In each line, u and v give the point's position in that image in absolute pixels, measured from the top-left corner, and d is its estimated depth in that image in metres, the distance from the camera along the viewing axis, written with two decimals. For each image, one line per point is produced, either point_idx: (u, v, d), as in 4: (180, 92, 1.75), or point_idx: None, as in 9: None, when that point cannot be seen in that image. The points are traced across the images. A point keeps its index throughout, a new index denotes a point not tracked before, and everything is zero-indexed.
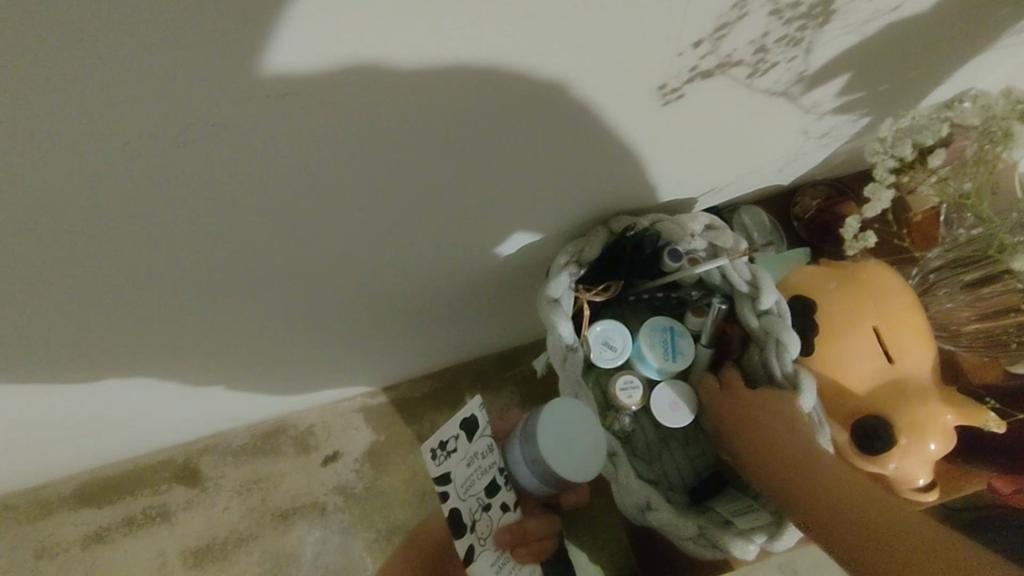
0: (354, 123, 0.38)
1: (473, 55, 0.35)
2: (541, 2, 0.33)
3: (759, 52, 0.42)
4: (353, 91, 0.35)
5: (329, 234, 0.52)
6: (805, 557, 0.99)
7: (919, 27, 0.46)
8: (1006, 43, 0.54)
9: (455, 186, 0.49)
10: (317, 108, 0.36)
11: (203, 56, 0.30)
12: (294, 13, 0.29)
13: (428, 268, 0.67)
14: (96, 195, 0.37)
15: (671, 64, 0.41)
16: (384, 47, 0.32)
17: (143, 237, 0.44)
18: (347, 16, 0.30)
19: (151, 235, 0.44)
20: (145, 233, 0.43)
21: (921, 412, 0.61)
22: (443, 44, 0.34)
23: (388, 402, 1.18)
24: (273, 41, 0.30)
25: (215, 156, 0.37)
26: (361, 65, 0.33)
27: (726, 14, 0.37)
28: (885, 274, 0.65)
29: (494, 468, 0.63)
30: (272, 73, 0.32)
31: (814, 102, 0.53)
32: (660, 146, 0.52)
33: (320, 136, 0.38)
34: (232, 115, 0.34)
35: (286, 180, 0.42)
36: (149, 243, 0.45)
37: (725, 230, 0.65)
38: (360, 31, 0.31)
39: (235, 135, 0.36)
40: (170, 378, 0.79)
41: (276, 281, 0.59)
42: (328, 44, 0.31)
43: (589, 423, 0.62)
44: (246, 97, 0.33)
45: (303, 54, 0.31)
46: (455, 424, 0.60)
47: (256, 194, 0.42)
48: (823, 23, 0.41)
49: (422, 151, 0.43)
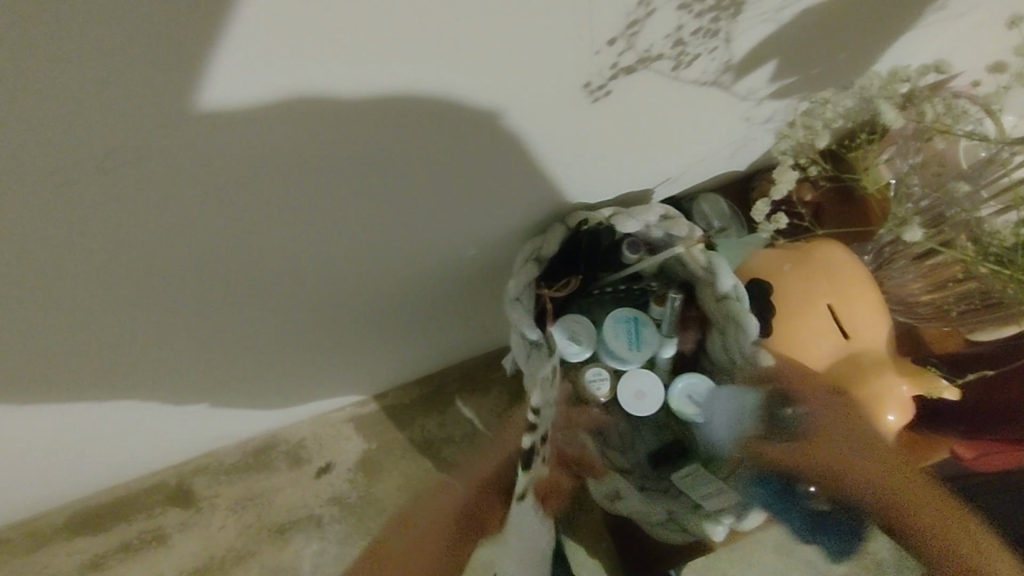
0: (289, 150, 0.39)
1: (394, 78, 0.36)
2: (451, 16, 0.33)
3: (677, 45, 0.43)
4: (288, 119, 0.36)
5: (291, 252, 0.53)
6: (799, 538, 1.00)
7: (836, 10, 0.47)
8: (929, 21, 0.55)
9: (411, 199, 0.50)
10: (247, 141, 0.36)
11: (135, 97, 0.31)
12: (214, 50, 0.30)
13: (396, 276, 0.67)
14: (37, 237, 0.38)
15: (589, 63, 0.41)
16: (312, 78, 0.33)
17: (96, 271, 0.44)
18: (264, 49, 0.31)
19: (103, 269, 0.44)
20: (96, 267, 0.44)
21: (877, 383, 0.62)
22: (370, 70, 0.34)
23: (378, 410, 1.18)
24: (196, 79, 0.31)
25: (162, 188, 0.38)
26: (283, 95, 0.34)
27: (633, 11, 0.38)
28: (835, 251, 0.66)
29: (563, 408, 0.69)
30: (202, 107, 0.33)
31: (748, 89, 0.54)
32: (602, 144, 0.53)
33: (260, 163, 0.39)
34: (160, 150, 0.35)
35: (237, 206, 0.43)
36: (103, 275, 0.45)
37: (680, 219, 0.65)
38: (287, 62, 0.32)
39: (178, 168, 0.37)
40: (151, 401, 0.80)
41: (243, 300, 0.59)
42: (257, 74, 0.32)
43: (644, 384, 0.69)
44: (169, 131, 0.34)
45: (230, 88, 0.32)
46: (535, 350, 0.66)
47: (207, 219, 0.43)
48: (736, 13, 0.42)
49: (369, 171, 0.44)
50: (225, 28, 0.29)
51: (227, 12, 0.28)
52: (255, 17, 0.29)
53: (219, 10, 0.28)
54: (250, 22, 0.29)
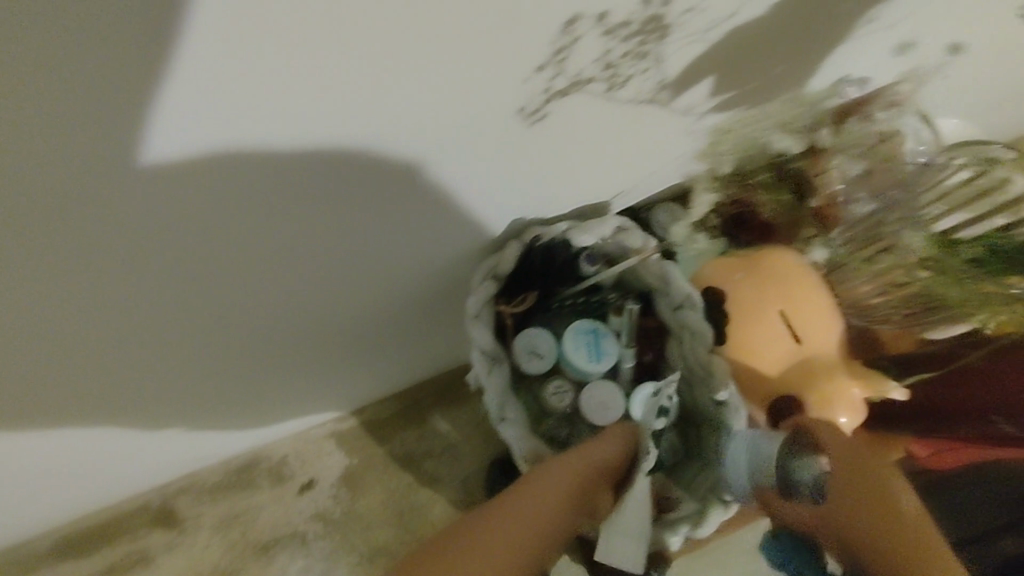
0: (230, 189, 0.39)
1: (326, 118, 0.37)
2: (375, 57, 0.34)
3: (608, 68, 0.44)
4: (227, 163, 0.37)
5: (247, 280, 0.53)
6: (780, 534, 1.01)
7: (766, 28, 0.48)
8: (863, 32, 0.56)
9: (364, 223, 0.51)
10: (185, 185, 0.37)
11: (67, 157, 0.31)
12: (148, 108, 0.31)
13: (362, 301, 0.68)
14: None
15: (521, 89, 0.43)
16: (248, 127, 0.34)
17: (49, 317, 0.44)
18: (197, 104, 0.31)
19: (56, 315, 0.44)
20: (53, 313, 0.44)
21: (829, 385, 0.64)
22: (307, 114, 0.36)
23: (358, 424, 1.18)
24: (133, 137, 0.32)
25: (105, 237, 0.38)
26: (220, 143, 0.35)
27: (557, 40, 0.39)
28: (785, 256, 0.68)
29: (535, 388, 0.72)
30: (145, 163, 0.34)
31: (688, 104, 0.55)
32: (548, 161, 0.54)
33: (203, 204, 0.39)
34: (97, 199, 0.35)
35: (184, 246, 0.43)
36: (59, 320, 0.45)
37: (634, 231, 0.67)
38: (225, 114, 0.33)
39: (118, 217, 0.37)
40: (125, 427, 0.80)
41: (206, 331, 0.59)
42: (197, 128, 0.33)
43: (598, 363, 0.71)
44: (103, 182, 0.34)
45: (170, 143, 0.33)
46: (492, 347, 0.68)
47: (155, 261, 0.43)
48: (662, 36, 0.43)
49: (317, 202, 0.45)
50: (163, 90, 0.30)
51: (162, 75, 0.29)
52: (191, 76, 0.30)
53: (152, 73, 0.29)
54: (187, 81, 0.30)
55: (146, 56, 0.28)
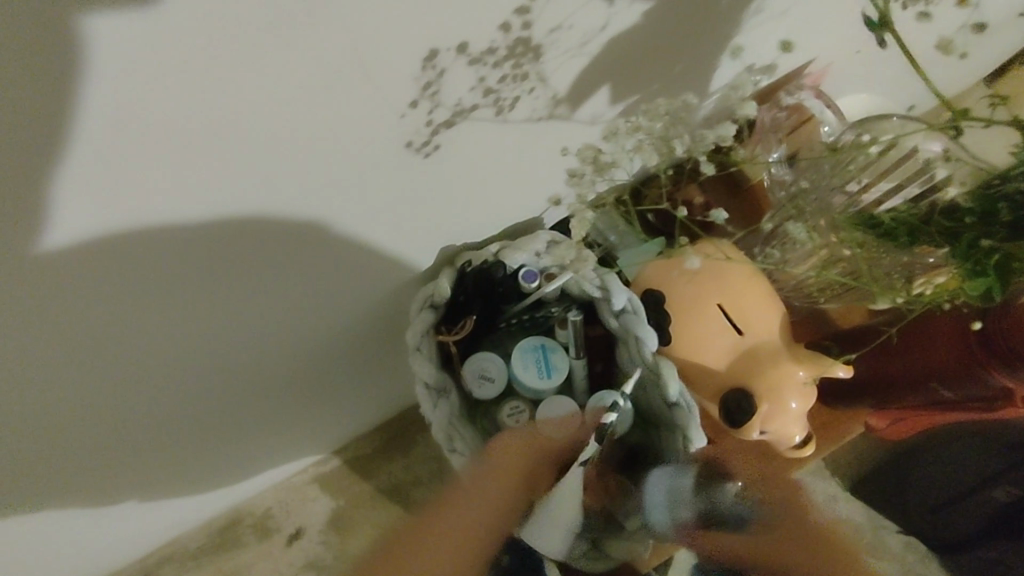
0: (115, 260, 0.39)
1: (198, 178, 0.37)
2: (228, 112, 0.34)
3: (489, 94, 0.43)
4: (113, 238, 0.37)
5: (173, 347, 0.52)
6: None
7: (648, 31, 0.48)
8: (752, 24, 0.57)
9: (282, 271, 0.50)
10: (61, 263, 0.36)
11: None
12: (39, 196, 0.32)
13: (306, 344, 0.67)
14: None
15: (399, 128, 0.42)
16: (135, 197, 0.35)
17: None
18: (83, 180, 0.32)
19: None
20: None
21: (776, 374, 0.64)
22: (200, 182, 0.37)
23: (341, 464, 1.15)
24: (25, 230, 0.33)
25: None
26: (105, 214, 0.35)
27: (422, 75, 0.39)
28: (717, 248, 0.67)
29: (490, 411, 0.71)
30: (47, 245, 0.35)
31: (591, 113, 0.55)
32: (460, 190, 0.54)
33: (91, 276, 0.39)
34: None
35: (87, 321, 0.43)
36: None
37: (566, 243, 0.68)
38: (120, 192, 0.34)
39: (4, 305, 0.37)
40: (89, 505, 0.78)
41: (145, 401, 0.58)
42: (97, 206, 0.34)
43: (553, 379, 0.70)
44: None
45: (72, 224, 0.34)
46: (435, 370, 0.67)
47: (59, 340, 0.43)
48: (537, 56, 0.42)
49: (221, 256, 0.44)
50: (53, 182, 0.32)
51: (48, 168, 0.31)
52: (80, 164, 0.32)
53: (33, 169, 0.30)
54: (76, 169, 0.32)
55: (20, 154, 0.30)
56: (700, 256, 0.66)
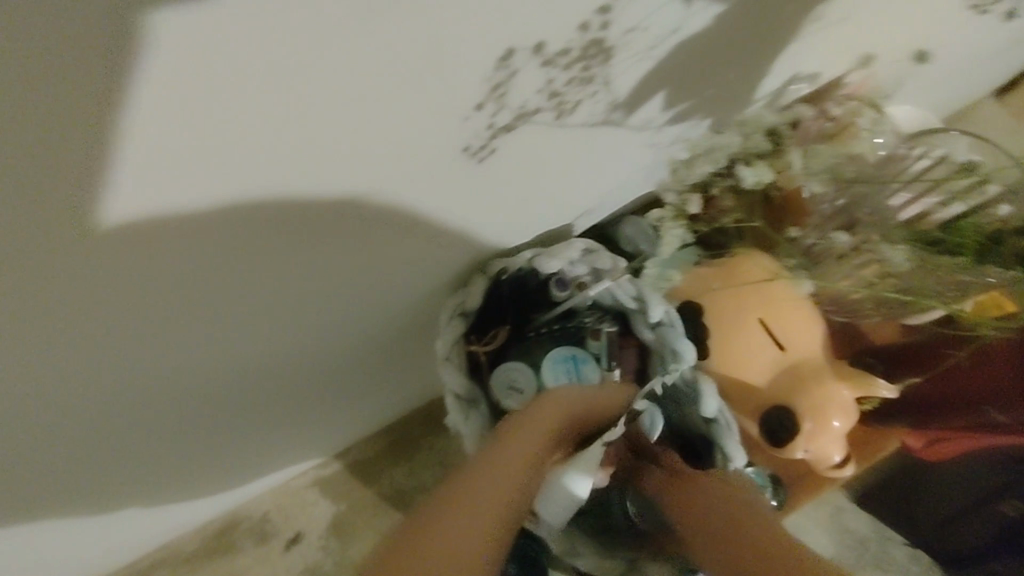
0: (149, 263, 0.35)
1: (263, 169, 0.33)
2: (299, 105, 0.31)
3: (554, 97, 0.41)
4: (151, 237, 0.33)
5: (190, 351, 0.48)
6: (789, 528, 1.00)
7: (712, 36, 0.46)
8: (810, 30, 0.54)
9: (311, 276, 0.47)
10: (92, 266, 0.33)
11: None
12: (110, 161, 0.28)
13: (325, 348, 0.63)
14: None
15: (461, 129, 0.39)
16: (208, 171, 0.31)
17: None
18: (161, 144, 0.28)
19: None
20: None
21: (819, 392, 0.61)
22: (257, 169, 0.33)
23: (341, 469, 1.12)
24: (58, 215, 0.29)
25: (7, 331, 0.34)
26: (169, 194, 0.31)
27: (493, 76, 0.36)
28: (759, 260, 0.65)
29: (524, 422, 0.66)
30: (113, 218, 0.31)
31: (643, 120, 0.53)
32: (503, 195, 0.51)
33: (121, 279, 0.35)
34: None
35: (110, 327, 0.39)
36: None
37: (602, 252, 0.65)
38: (174, 176, 0.30)
39: (18, 310, 0.33)
40: (84, 513, 0.73)
41: (157, 405, 0.54)
42: (146, 191, 0.30)
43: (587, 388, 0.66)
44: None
45: (138, 197, 0.30)
46: (466, 380, 0.65)
47: (74, 347, 0.39)
48: (606, 59, 0.40)
49: (256, 259, 0.41)
50: (107, 157, 0.27)
51: (103, 141, 0.27)
52: (140, 139, 0.27)
53: (83, 143, 0.26)
54: (134, 144, 0.28)
55: (71, 126, 0.25)
56: (742, 271, 0.64)
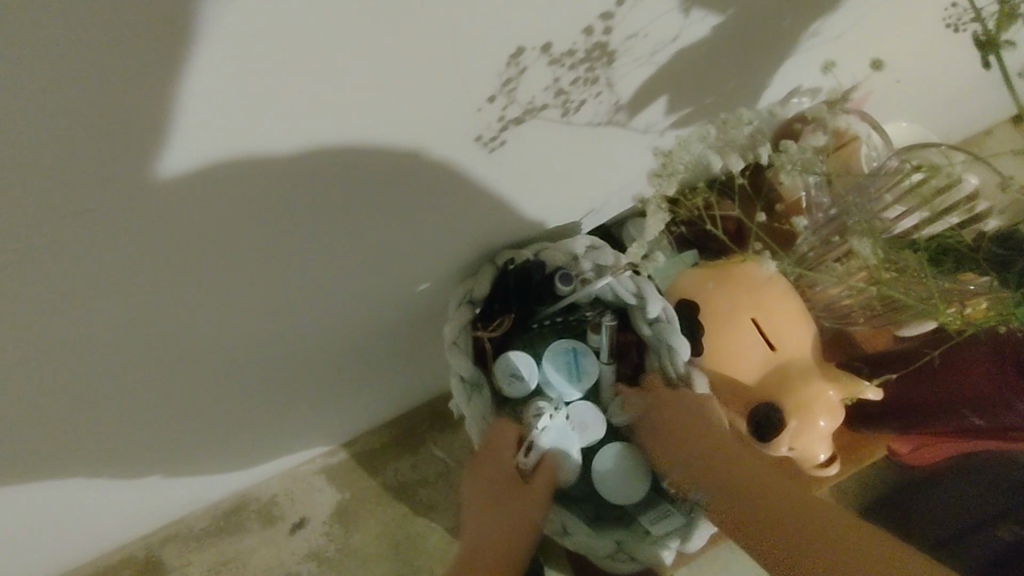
0: (191, 229, 0.40)
1: (295, 141, 0.38)
2: (333, 84, 0.35)
3: (560, 95, 0.45)
4: (194, 201, 0.38)
5: (214, 319, 0.53)
6: None
7: (710, 46, 0.50)
8: (807, 46, 0.58)
9: (328, 252, 0.51)
10: (142, 229, 0.38)
11: (16, 204, 0.31)
12: (167, 120, 0.32)
13: (338, 326, 0.68)
14: None
15: (475, 120, 0.43)
16: (246, 138, 0.35)
17: (19, 366, 0.45)
18: (210, 108, 0.32)
19: (26, 363, 0.45)
20: (21, 360, 0.44)
21: (807, 391, 0.64)
22: (291, 134, 0.37)
23: (348, 458, 1.15)
24: (119, 167, 0.33)
25: (64, 285, 0.39)
26: (211, 158, 0.35)
27: (505, 71, 0.40)
28: (757, 265, 0.68)
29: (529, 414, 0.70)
30: (164, 172, 0.34)
31: (646, 123, 0.57)
32: (509, 185, 0.55)
33: (167, 242, 0.40)
34: (54, 251, 0.36)
35: (150, 288, 0.44)
36: (29, 367, 0.46)
37: (605, 249, 0.68)
38: (220, 135, 0.34)
39: (77, 266, 0.38)
40: (107, 479, 0.78)
41: (182, 369, 0.59)
42: (196, 148, 0.34)
43: (582, 379, 0.71)
44: (64, 234, 0.35)
45: (186, 156, 0.34)
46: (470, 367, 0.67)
47: (114, 305, 0.44)
48: (610, 61, 0.44)
49: (280, 230, 0.45)
50: (165, 114, 0.31)
51: (167, 102, 0.31)
52: (196, 101, 0.32)
53: (147, 100, 0.30)
54: (188, 105, 0.32)
55: (138, 85, 0.29)
56: (738, 270, 0.67)
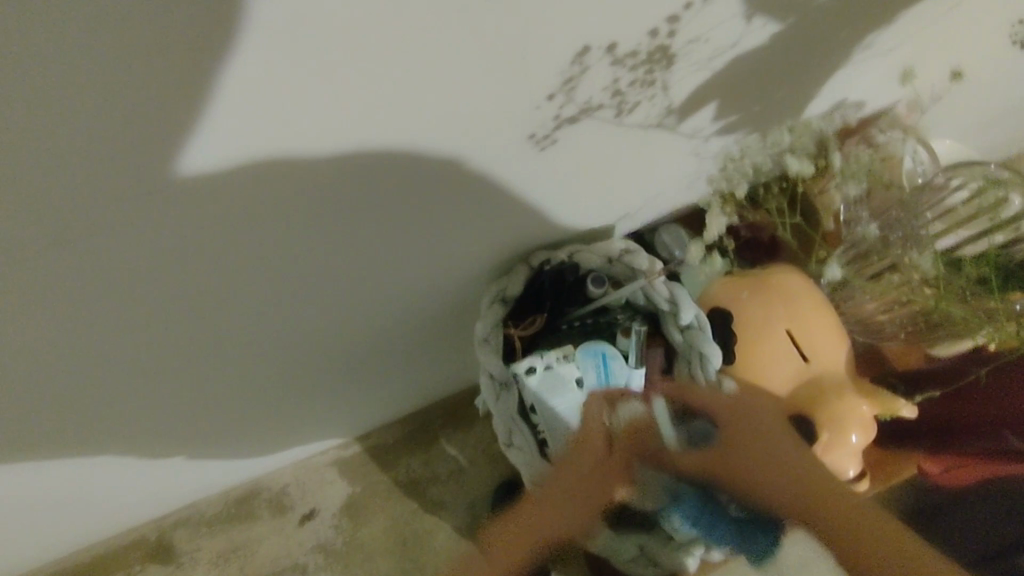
0: (247, 207, 0.41)
1: (349, 133, 0.38)
2: (402, 73, 0.35)
3: (616, 96, 0.45)
4: (250, 181, 0.38)
5: (248, 301, 0.53)
6: None
7: (765, 55, 0.50)
8: (859, 59, 0.58)
9: (367, 243, 0.52)
10: (199, 205, 0.39)
11: (83, 170, 0.32)
12: (199, 122, 0.33)
13: (369, 316, 0.68)
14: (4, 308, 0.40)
15: (532, 116, 0.44)
16: (277, 140, 0.36)
17: (66, 335, 0.46)
18: (243, 110, 0.33)
19: (75, 333, 0.46)
20: (70, 330, 0.45)
21: (841, 405, 0.64)
22: (337, 131, 0.38)
23: (362, 452, 1.15)
24: (181, 142, 0.33)
25: (119, 256, 0.40)
26: (241, 158, 0.36)
27: (567, 69, 0.41)
28: (792, 277, 0.67)
29: (532, 406, 0.68)
30: (184, 171, 0.35)
31: (694, 127, 0.57)
32: (552, 184, 0.55)
33: (219, 219, 0.41)
34: (116, 220, 0.37)
35: (198, 265, 0.45)
36: (74, 337, 0.46)
37: (640, 253, 0.68)
38: (250, 138, 0.35)
39: (134, 237, 0.39)
40: (128, 459, 0.79)
41: (214, 351, 0.60)
42: (221, 150, 0.35)
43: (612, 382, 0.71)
44: (129, 202, 0.36)
45: (207, 156, 0.35)
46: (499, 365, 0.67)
47: (160, 279, 0.44)
48: (669, 64, 0.45)
49: (325, 216, 0.46)
50: (205, 112, 0.32)
51: (201, 104, 0.32)
52: (225, 105, 0.32)
53: (219, 82, 0.31)
54: (221, 109, 0.32)
55: (189, 80, 0.30)
56: (775, 281, 0.67)
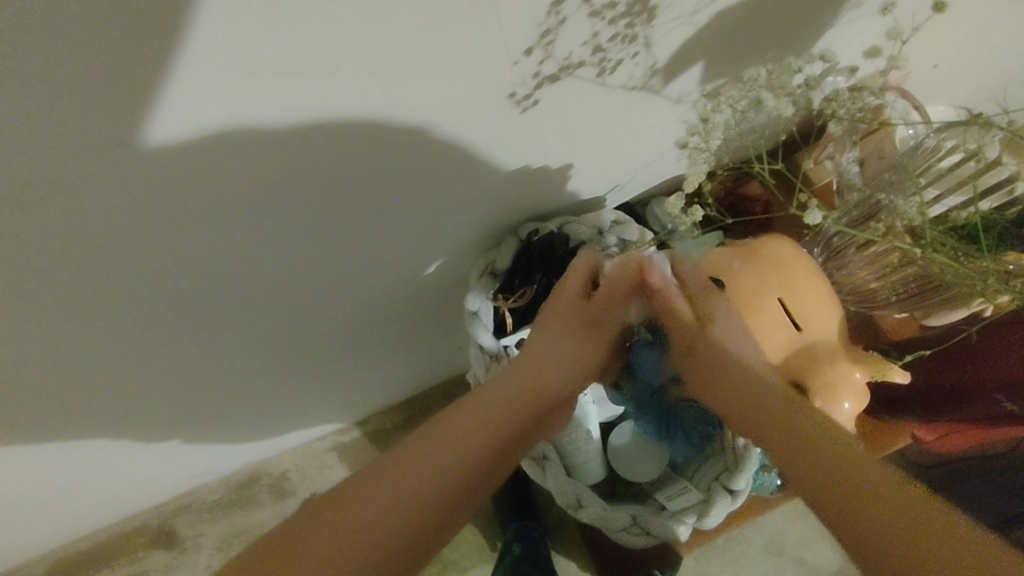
0: (228, 178, 0.41)
1: (323, 96, 0.38)
2: (373, 26, 0.35)
3: (598, 52, 0.45)
4: (227, 148, 0.38)
5: (233, 276, 0.53)
6: (793, 535, 1.05)
7: (748, 11, 0.49)
8: (847, 18, 0.58)
9: (353, 216, 0.52)
10: (178, 175, 0.38)
11: (56, 137, 0.32)
12: (167, 82, 0.32)
13: (360, 294, 0.68)
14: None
15: (512, 73, 0.43)
16: (250, 102, 0.36)
17: (53, 314, 0.46)
18: (213, 68, 0.32)
19: (62, 311, 0.46)
20: (55, 308, 0.45)
21: (832, 372, 0.63)
22: (314, 92, 0.37)
23: (362, 436, 1.16)
24: (154, 105, 0.33)
25: (101, 228, 0.39)
26: (215, 123, 0.36)
27: (545, 21, 0.40)
28: (783, 245, 0.67)
29: None
30: (155, 139, 0.35)
31: (679, 92, 0.56)
32: (538, 151, 0.54)
33: (201, 190, 0.41)
34: (94, 191, 0.36)
35: (182, 240, 0.45)
36: (62, 316, 0.46)
37: (631, 224, 0.68)
38: (222, 99, 0.34)
39: (115, 209, 0.38)
40: (125, 443, 0.79)
41: (205, 330, 0.60)
42: (191, 115, 0.34)
43: None
44: (106, 170, 0.35)
45: (178, 121, 0.34)
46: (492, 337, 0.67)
47: (144, 254, 0.44)
48: (649, 18, 0.44)
49: (309, 187, 0.46)
50: (173, 71, 0.32)
51: (168, 62, 0.31)
52: (194, 61, 0.32)
53: (187, 36, 0.30)
54: (188, 67, 0.32)
55: (154, 34, 0.29)
56: (765, 248, 0.66)
